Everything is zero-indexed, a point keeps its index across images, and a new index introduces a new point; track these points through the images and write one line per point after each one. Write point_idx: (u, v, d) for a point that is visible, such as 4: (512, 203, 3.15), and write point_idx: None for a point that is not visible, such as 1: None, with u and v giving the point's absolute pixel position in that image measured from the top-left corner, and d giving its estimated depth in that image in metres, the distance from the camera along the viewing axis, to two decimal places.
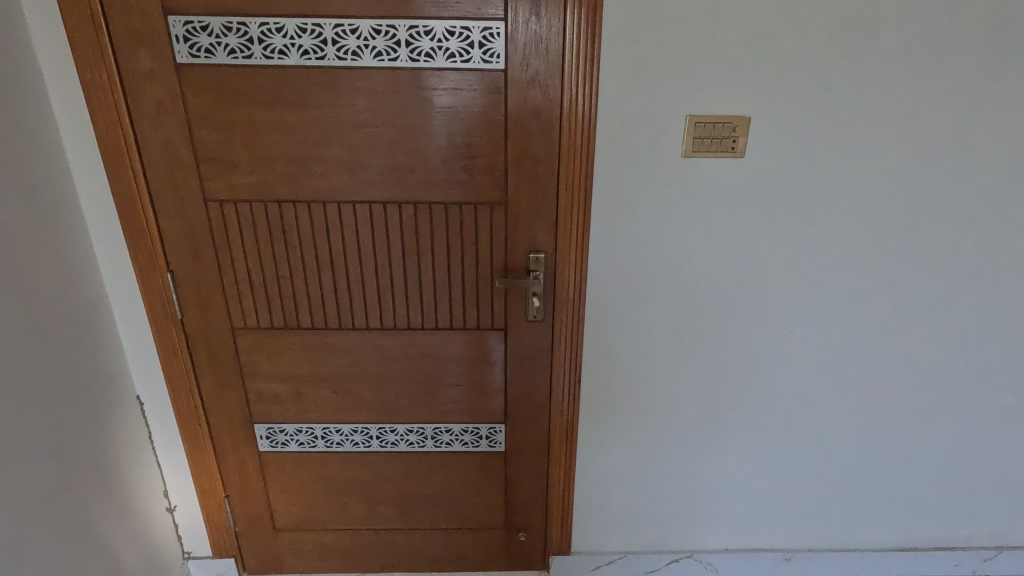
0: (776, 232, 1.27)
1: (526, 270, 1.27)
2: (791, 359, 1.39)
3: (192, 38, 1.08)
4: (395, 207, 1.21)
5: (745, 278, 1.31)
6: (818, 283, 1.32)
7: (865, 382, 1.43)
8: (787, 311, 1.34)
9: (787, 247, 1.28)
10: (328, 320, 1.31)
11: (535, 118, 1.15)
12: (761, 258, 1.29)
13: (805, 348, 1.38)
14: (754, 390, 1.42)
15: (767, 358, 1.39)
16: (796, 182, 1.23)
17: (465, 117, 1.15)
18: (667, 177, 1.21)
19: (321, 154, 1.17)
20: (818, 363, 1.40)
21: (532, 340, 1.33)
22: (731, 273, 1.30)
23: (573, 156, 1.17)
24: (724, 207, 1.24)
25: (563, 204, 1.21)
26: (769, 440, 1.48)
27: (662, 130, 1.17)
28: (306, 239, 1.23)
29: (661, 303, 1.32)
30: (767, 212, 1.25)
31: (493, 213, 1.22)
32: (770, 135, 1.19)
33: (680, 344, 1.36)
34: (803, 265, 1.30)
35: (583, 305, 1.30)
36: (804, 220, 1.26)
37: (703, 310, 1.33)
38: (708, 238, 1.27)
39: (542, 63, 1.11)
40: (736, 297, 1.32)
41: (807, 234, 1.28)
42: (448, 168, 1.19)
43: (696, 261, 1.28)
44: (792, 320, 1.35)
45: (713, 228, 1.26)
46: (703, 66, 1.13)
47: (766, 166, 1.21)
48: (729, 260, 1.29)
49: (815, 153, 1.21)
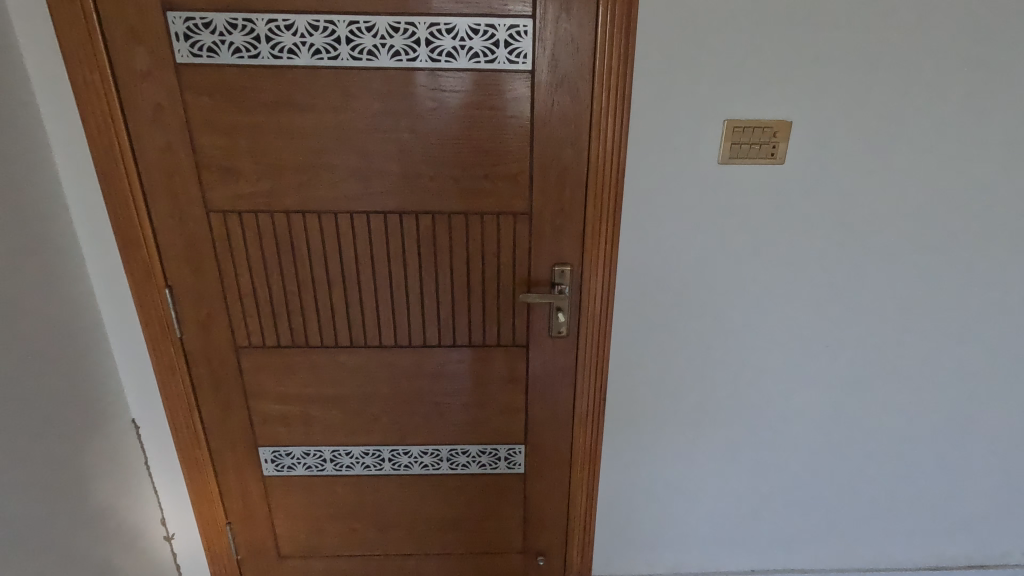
0: (816, 243, 1.20)
1: (550, 283, 1.20)
2: (825, 377, 1.33)
3: (193, 36, 0.99)
4: (412, 218, 1.13)
5: (780, 291, 1.24)
6: (856, 297, 1.25)
7: (900, 399, 1.37)
8: (824, 325, 1.28)
9: (826, 259, 1.21)
10: (338, 338, 1.23)
11: (563, 122, 1.07)
12: (799, 271, 1.22)
13: (841, 364, 1.32)
14: (786, 405, 1.35)
15: (800, 373, 1.32)
16: (839, 191, 1.16)
17: (489, 121, 1.07)
18: (701, 186, 1.14)
19: (332, 163, 1.09)
20: (853, 380, 1.34)
21: (555, 357, 1.26)
22: (765, 285, 1.23)
23: (603, 164, 1.10)
24: (761, 217, 1.17)
25: (591, 214, 1.13)
26: (800, 457, 1.41)
27: (700, 137, 1.10)
28: (315, 252, 1.15)
29: (692, 319, 1.25)
30: (804, 221, 1.18)
31: (516, 224, 1.14)
32: (814, 140, 1.12)
33: (710, 361, 1.29)
34: (842, 277, 1.23)
35: (610, 319, 1.22)
36: (845, 230, 1.19)
37: (735, 323, 1.26)
38: (745, 249, 1.20)
39: (571, 64, 1.04)
40: (771, 312, 1.26)
41: (849, 245, 1.21)
42: (469, 176, 1.11)
43: (730, 274, 1.21)
44: (828, 336, 1.29)
45: (749, 238, 1.19)
46: (745, 68, 1.05)
47: (808, 173, 1.14)
48: (764, 273, 1.22)
49: (859, 161, 1.14)
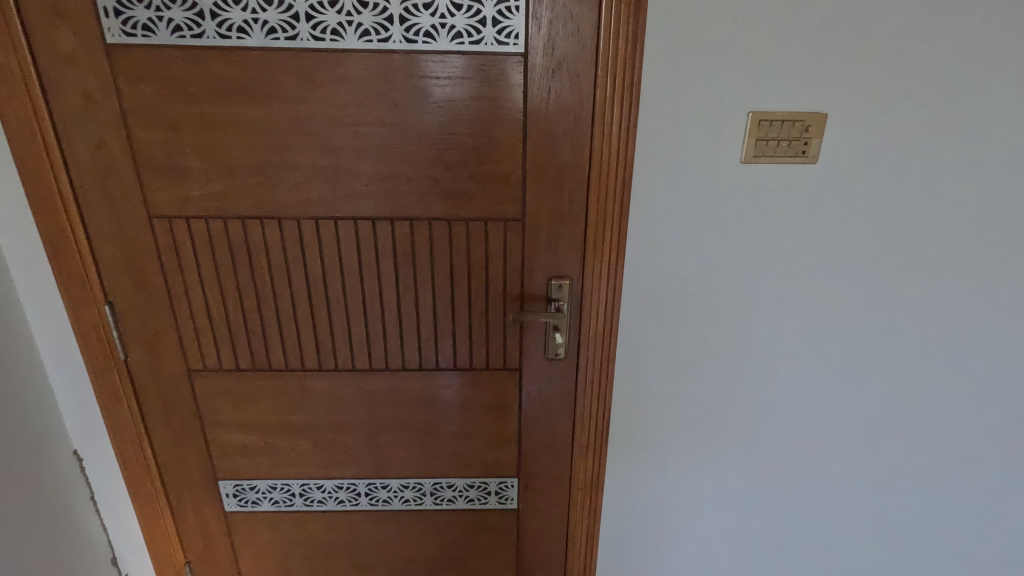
0: (857, 258, 1.02)
1: (546, 299, 1.05)
2: (863, 412, 1.15)
3: (125, 11, 0.84)
4: (387, 225, 0.98)
5: (812, 310, 1.06)
6: (901, 321, 1.08)
7: (950, 437, 1.18)
8: (863, 354, 1.10)
9: (870, 278, 1.04)
10: (305, 360, 1.08)
11: (561, 114, 0.92)
12: (836, 291, 1.05)
13: (882, 398, 1.14)
14: (816, 441, 1.18)
15: (833, 405, 1.14)
16: (886, 198, 0.98)
17: (475, 113, 0.92)
18: (720, 190, 0.97)
19: (293, 161, 0.94)
20: (896, 417, 1.15)
21: (552, 381, 1.11)
22: (794, 304, 1.06)
23: (608, 164, 0.94)
24: (793, 226, 1.00)
25: (592, 221, 0.98)
26: (831, 500, 1.23)
27: (722, 133, 0.94)
28: (277, 265, 1.00)
29: (708, 343, 1.09)
30: (840, 231, 1.01)
31: (506, 232, 1.00)
32: (858, 137, 0.94)
33: (728, 391, 1.13)
34: (887, 299, 1.06)
35: (615, 340, 1.07)
36: (892, 244, 1.02)
37: (758, 347, 1.09)
38: (773, 264, 1.03)
39: (571, 46, 0.89)
40: (801, 337, 1.08)
41: (896, 261, 1.03)
42: (452, 177, 0.96)
43: (754, 293, 1.05)
44: (868, 366, 1.11)
45: (778, 251, 1.02)
46: (778, 51, 0.89)
47: (850, 176, 0.97)
48: (793, 291, 1.05)
49: (911, 163, 0.96)
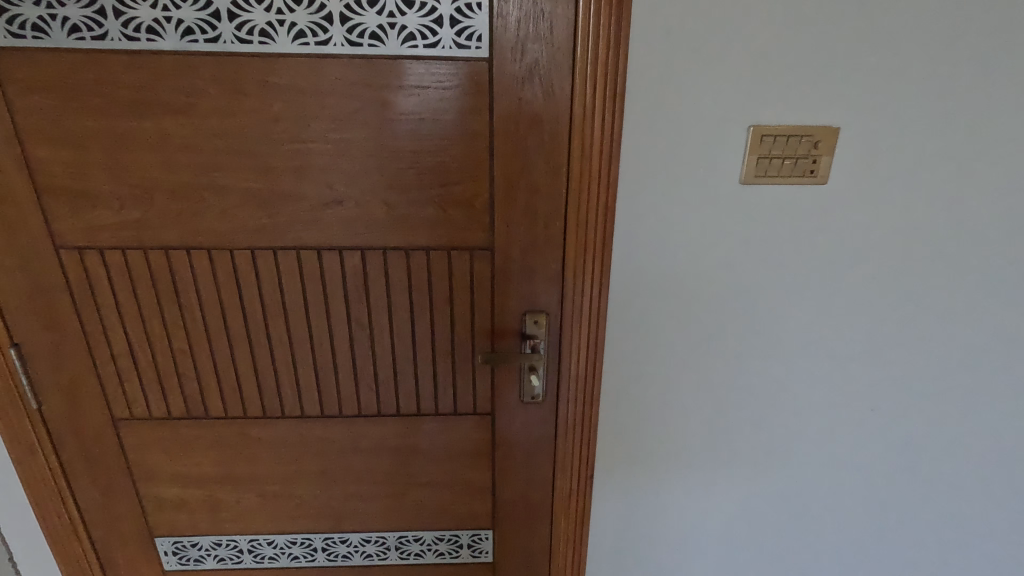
0: (871, 288, 0.91)
1: (521, 336, 0.92)
2: (879, 457, 1.03)
3: (10, 8, 0.71)
4: (334, 255, 0.85)
5: (818, 346, 0.95)
6: (920, 357, 0.96)
7: (972, 483, 1.06)
8: (879, 393, 0.98)
9: (883, 310, 0.92)
10: (247, 406, 0.95)
11: (533, 128, 0.79)
12: (845, 324, 0.93)
13: (898, 442, 1.02)
14: (824, 488, 1.06)
15: (842, 448, 1.03)
16: (903, 222, 0.87)
17: (433, 128, 0.79)
18: (716, 213, 0.85)
19: (222, 184, 0.80)
20: (912, 461, 1.04)
21: (528, 427, 0.99)
22: (799, 339, 0.94)
23: (589, 185, 0.82)
24: (798, 253, 0.88)
25: (571, 250, 0.86)
26: (841, 551, 1.11)
27: (718, 149, 0.82)
28: (209, 300, 0.87)
29: (706, 383, 0.97)
30: (851, 258, 0.89)
31: (473, 263, 0.87)
32: (872, 154, 0.83)
33: (727, 434, 1.01)
34: (904, 334, 0.94)
35: (599, 382, 0.95)
36: (909, 273, 0.90)
37: (759, 387, 0.97)
38: (777, 296, 0.91)
39: (542, 49, 0.76)
40: (809, 375, 0.97)
41: (913, 291, 0.91)
42: (408, 201, 0.83)
43: (756, 327, 0.93)
44: (883, 406, 1.00)
45: (781, 280, 0.90)
46: (781, 55, 0.77)
47: (863, 196, 0.85)
48: (797, 324, 0.93)
49: (932, 183, 0.85)
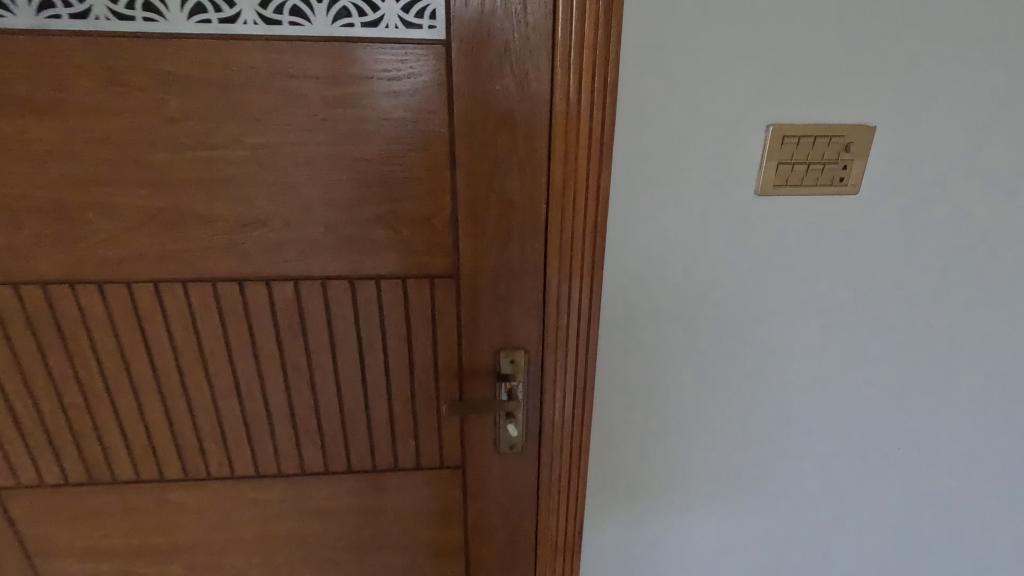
0: (903, 316, 0.78)
1: (495, 378, 0.77)
2: (902, 502, 0.91)
3: None
4: (261, 287, 0.69)
5: (842, 381, 0.82)
6: (953, 393, 0.84)
7: (1004, 528, 0.94)
8: (911, 430, 0.86)
9: (914, 340, 0.79)
10: (164, 467, 0.79)
11: (504, 129, 0.64)
12: (872, 357, 0.80)
13: (924, 486, 0.90)
14: (840, 536, 0.93)
15: (862, 494, 0.90)
16: (942, 241, 0.74)
17: (378, 128, 0.63)
18: (726, 231, 0.71)
19: (108, 202, 0.63)
20: (938, 506, 0.92)
21: (505, 480, 0.84)
22: (818, 374, 0.81)
23: (574, 200, 0.67)
24: (821, 276, 0.74)
25: (553, 277, 0.71)
26: None
27: (731, 153, 0.67)
28: (106, 344, 0.70)
29: (715, 425, 0.83)
30: (882, 282, 0.76)
31: (434, 293, 0.71)
32: (910, 160, 0.69)
33: (739, 480, 0.88)
34: (942, 366, 0.82)
35: (588, 429, 0.80)
36: (945, 299, 0.77)
37: (771, 428, 0.84)
38: (798, 324, 0.77)
39: (514, 29, 0.60)
40: (833, 412, 0.84)
41: (949, 319, 0.79)
42: (350, 221, 0.67)
43: (774, 361, 0.80)
44: (915, 445, 0.87)
45: (800, 308, 0.76)
46: (807, 38, 0.63)
47: (900, 209, 0.71)
48: (817, 359, 0.80)
49: (981, 193, 0.72)
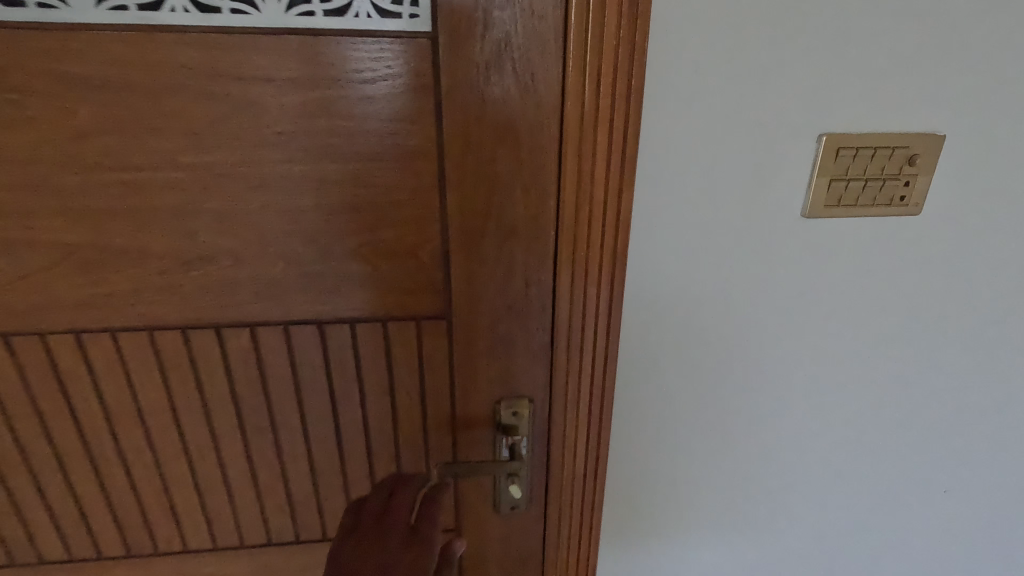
0: (959, 350, 0.68)
1: (495, 432, 0.66)
2: (943, 548, 0.82)
3: None
4: (209, 335, 0.56)
5: (886, 423, 0.72)
6: (1006, 432, 0.74)
7: None
8: (961, 474, 0.77)
9: (968, 376, 0.70)
10: (102, 543, 0.66)
11: (505, 143, 0.52)
12: (921, 395, 0.70)
13: (968, 531, 0.81)
14: None
15: (903, 541, 0.81)
16: (1008, 266, 0.64)
17: (349, 143, 0.51)
18: (765, 259, 0.60)
19: (11, 237, 0.51)
20: (981, 550, 0.83)
21: (506, 543, 0.73)
22: (862, 416, 0.71)
23: (588, 226, 0.55)
24: (871, 308, 0.64)
25: (563, 316, 0.60)
26: None
27: (776, 170, 0.56)
28: (20, 406, 0.58)
29: (745, 476, 0.73)
30: (938, 314, 0.66)
31: (421, 338, 0.60)
32: (979, 176, 0.59)
33: (770, 532, 0.78)
34: (997, 405, 0.72)
35: (602, 485, 0.69)
36: (1005, 330, 0.68)
37: (807, 476, 0.74)
38: (844, 363, 0.67)
39: (516, 19, 0.48)
40: (879, 458, 0.74)
41: (1009, 353, 0.69)
42: (317, 256, 0.55)
43: (814, 404, 0.69)
44: (964, 490, 0.78)
45: (846, 344, 0.66)
46: (869, 31, 0.52)
47: (962, 230, 0.62)
48: (862, 399, 0.70)
49: None
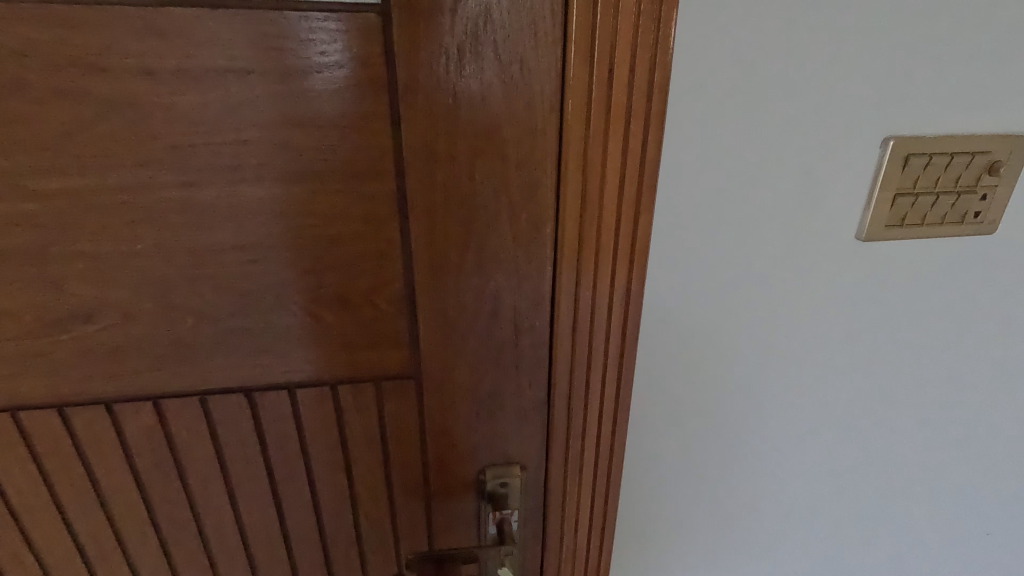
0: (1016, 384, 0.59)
1: (479, 504, 0.53)
2: None
3: None
4: (96, 411, 0.43)
5: (933, 469, 0.62)
6: None
7: None
8: (1007, 517, 0.68)
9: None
10: None
11: (486, 155, 0.39)
12: (971, 435, 0.61)
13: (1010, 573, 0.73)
14: None
15: None
16: None
17: (273, 158, 0.37)
18: (805, 289, 0.49)
19: None
20: None
21: None
22: (907, 462, 0.61)
23: (594, 259, 0.43)
24: (922, 341, 0.54)
25: (563, 369, 0.47)
26: None
27: (822, 183, 0.45)
28: None
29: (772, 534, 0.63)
30: (996, 344, 0.56)
31: (382, 402, 0.47)
32: None
33: None
34: None
35: (608, 560, 0.57)
36: None
37: (842, 530, 0.64)
38: (891, 401, 0.57)
39: None
40: (924, 502, 0.64)
41: None
42: (239, 309, 0.41)
43: (855, 447, 0.59)
44: (1010, 533, 0.69)
45: (892, 382, 0.56)
46: (940, 10, 0.41)
47: None
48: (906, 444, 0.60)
49: None
